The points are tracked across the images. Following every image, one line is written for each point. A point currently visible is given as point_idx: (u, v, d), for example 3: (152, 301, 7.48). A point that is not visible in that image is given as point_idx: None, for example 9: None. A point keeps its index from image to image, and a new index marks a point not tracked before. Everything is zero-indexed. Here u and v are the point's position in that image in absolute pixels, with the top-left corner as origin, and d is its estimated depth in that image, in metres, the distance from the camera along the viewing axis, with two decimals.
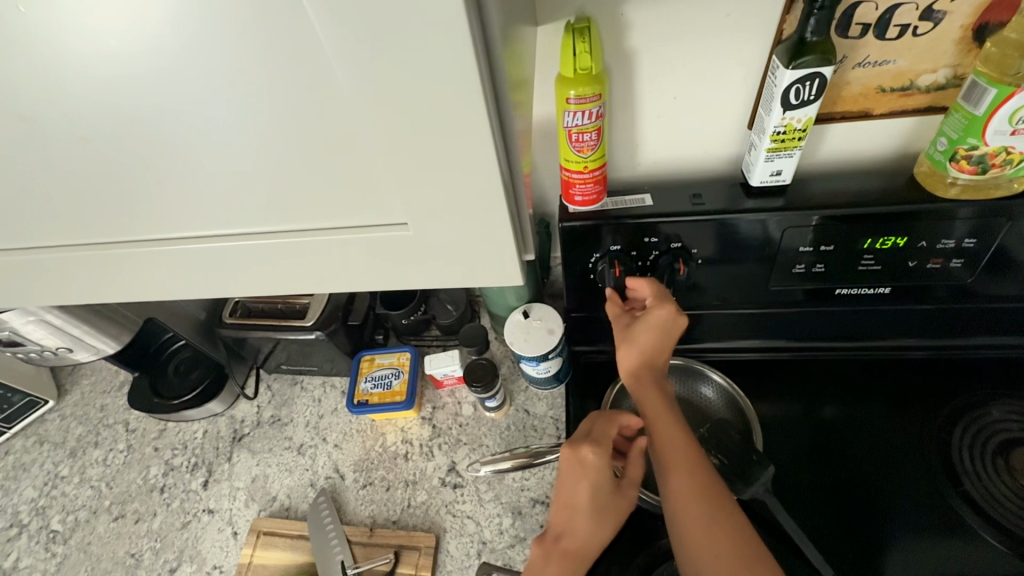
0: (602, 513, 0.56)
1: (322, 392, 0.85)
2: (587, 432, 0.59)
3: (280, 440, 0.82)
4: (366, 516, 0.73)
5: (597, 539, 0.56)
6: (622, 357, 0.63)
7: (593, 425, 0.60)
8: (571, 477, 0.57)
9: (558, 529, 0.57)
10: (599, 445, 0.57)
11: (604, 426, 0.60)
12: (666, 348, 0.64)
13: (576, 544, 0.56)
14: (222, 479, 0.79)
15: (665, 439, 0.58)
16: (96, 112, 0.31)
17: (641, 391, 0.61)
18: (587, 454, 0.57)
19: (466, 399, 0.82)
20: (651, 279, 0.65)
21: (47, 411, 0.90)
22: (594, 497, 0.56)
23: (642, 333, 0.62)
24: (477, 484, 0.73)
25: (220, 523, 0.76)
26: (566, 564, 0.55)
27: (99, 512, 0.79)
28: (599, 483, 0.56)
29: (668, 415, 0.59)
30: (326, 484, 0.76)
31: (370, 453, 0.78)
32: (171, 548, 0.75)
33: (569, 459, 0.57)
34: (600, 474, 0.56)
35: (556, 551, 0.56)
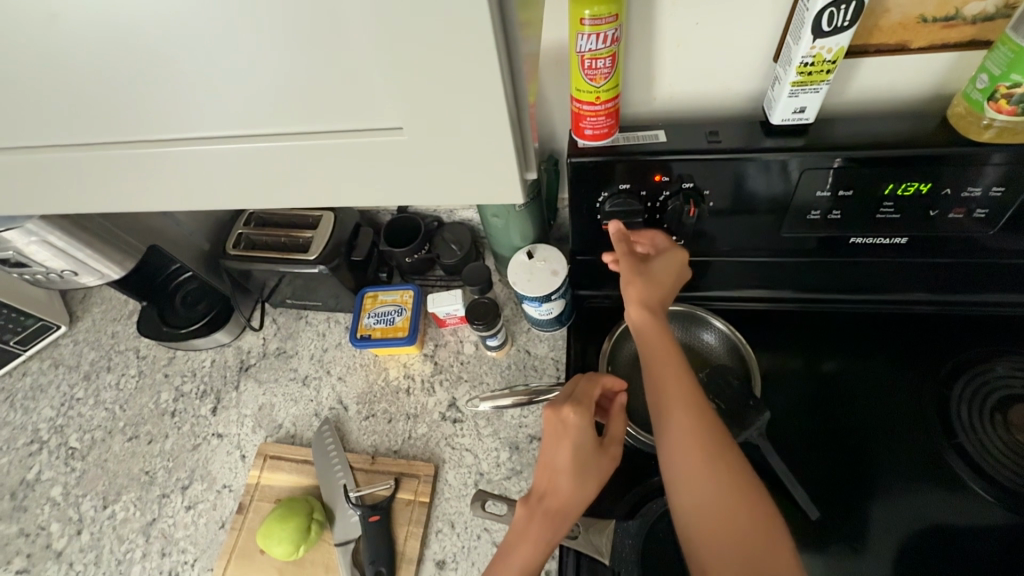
0: (585, 471, 0.57)
1: (326, 327, 0.87)
2: (570, 393, 0.61)
3: (285, 371, 0.84)
4: (368, 445, 0.75)
5: (580, 497, 0.56)
6: (634, 292, 0.60)
7: (575, 387, 0.61)
8: (552, 437, 0.59)
9: (541, 489, 0.58)
10: (580, 405, 0.59)
11: (586, 387, 0.61)
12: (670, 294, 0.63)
13: (559, 503, 0.56)
14: (230, 406, 0.82)
15: (659, 370, 0.57)
16: (96, 22, 0.31)
17: (643, 325, 0.60)
18: (567, 413, 0.58)
19: (468, 338, 0.82)
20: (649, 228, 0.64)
21: (60, 336, 0.93)
22: (574, 456, 0.57)
23: (661, 273, 0.62)
24: (476, 420, 0.75)
25: (229, 447, 0.78)
26: (548, 522, 0.56)
27: (114, 433, 0.83)
28: (581, 442, 0.57)
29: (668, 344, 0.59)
30: (330, 413, 0.79)
31: (373, 386, 0.80)
32: (182, 467, 0.78)
33: (550, 420, 0.59)
34: (580, 433, 0.57)
35: (538, 509, 0.57)
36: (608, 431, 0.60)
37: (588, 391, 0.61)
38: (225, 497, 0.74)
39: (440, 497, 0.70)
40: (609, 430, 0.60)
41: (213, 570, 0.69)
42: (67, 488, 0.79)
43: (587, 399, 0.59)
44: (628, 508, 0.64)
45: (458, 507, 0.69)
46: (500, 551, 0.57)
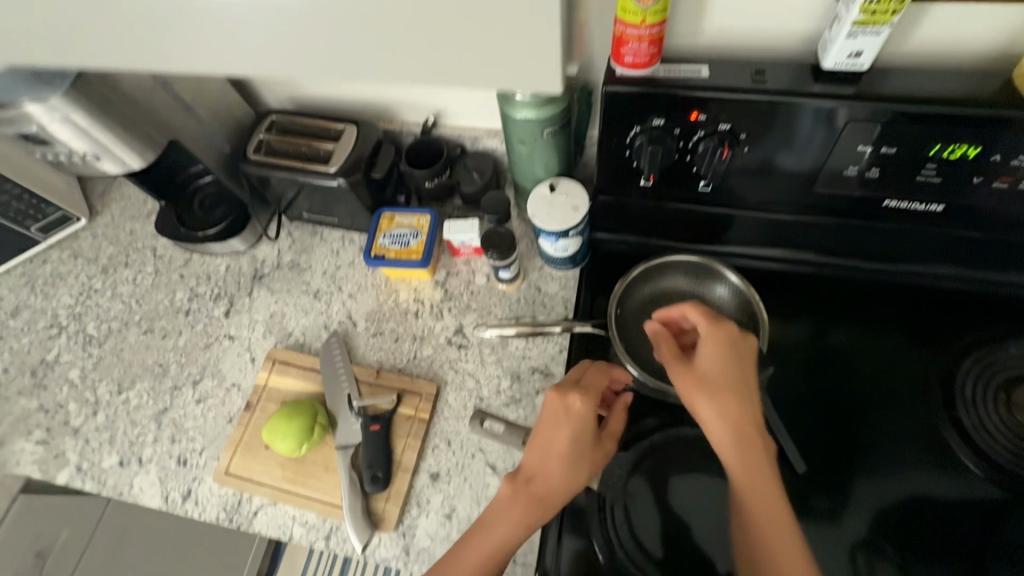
0: (578, 460, 0.59)
1: (341, 245, 0.87)
2: (578, 380, 0.63)
3: (298, 283, 0.85)
4: (374, 360, 0.77)
5: (568, 485, 0.58)
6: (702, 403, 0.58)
7: (584, 374, 0.63)
8: (553, 420, 0.60)
9: (531, 471, 0.59)
10: (587, 394, 0.61)
11: (595, 376, 0.63)
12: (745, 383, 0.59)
13: (547, 486, 0.58)
14: (243, 311, 0.84)
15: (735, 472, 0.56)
16: None
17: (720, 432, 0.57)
18: (574, 401, 0.60)
19: (480, 269, 0.82)
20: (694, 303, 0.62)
21: (80, 229, 0.94)
22: (573, 445, 0.59)
23: (716, 377, 0.58)
24: (481, 348, 0.76)
25: (240, 349, 0.81)
26: (533, 504, 0.57)
27: (130, 324, 0.85)
28: (581, 431, 0.59)
29: (757, 440, 0.57)
30: (339, 328, 0.80)
31: (383, 306, 0.81)
32: (194, 363, 0.81)
33: (556, 403, 0.60)
34: (582, 422, 0.59)
35: (524, 491, 0.58)
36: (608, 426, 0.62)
37: (597, 380, 0.63)
38: (233, 395, 0.77)
39: (439, 416, 0.72)
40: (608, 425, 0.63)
41: (219, 458, 0.72)
42: (83, 371, 0.82)
43: (595, 393, 0.61)
44: (621, 444, 0.66)
45: (455, 427, 0.71)
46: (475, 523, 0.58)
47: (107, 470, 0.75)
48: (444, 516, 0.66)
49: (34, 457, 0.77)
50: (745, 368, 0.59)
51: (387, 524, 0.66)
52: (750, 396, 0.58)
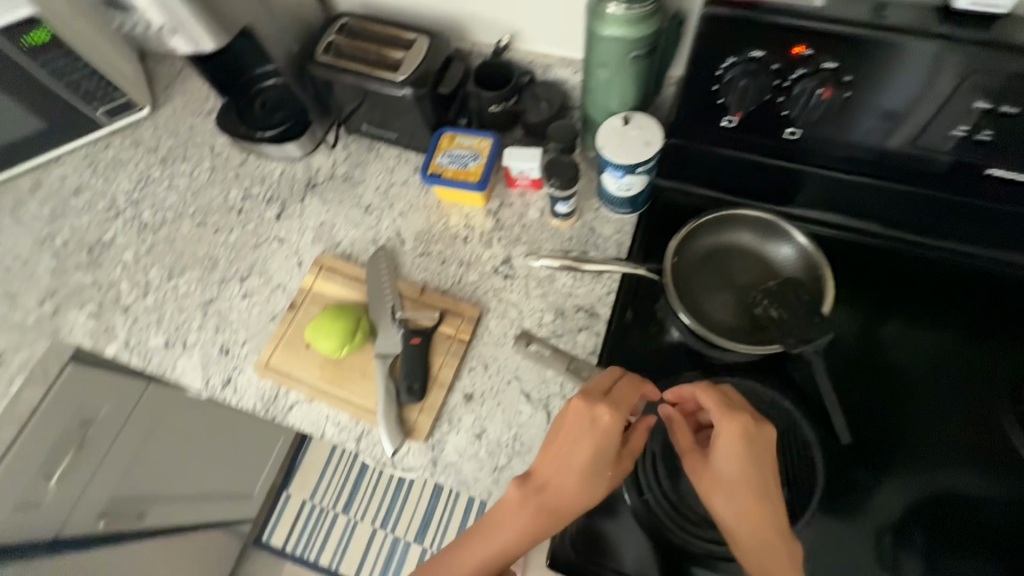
0: (594, 475, 0.57)
1: (396, 164, 0.86)
2: (609, 392, 0.60)
3: (350, 196, 0.85)
4: (418, 279, 0.77)
5: (578, 502, 0.57)
6: (714, 495, 0.56)
7: (616, 387, 0.61)
8: (576, 430, 0.58)
9: (542, 481, 0.58)
10: (616, 409, 0.58)
11: (627, 391, 0.60)
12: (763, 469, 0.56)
13: (557, 500, 0.57)
14: (294, 216, 0.84)
15: (746, 552, 0.54)
16: None
17: (730, 521, 0.55)
18: (601, 413, 0.58)
19: (534, 203, 0.80)
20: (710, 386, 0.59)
21: (143, 118, 0.95)
22: (592, 462, 0.57)
23: (728, 469, 0.56)
24: (527, 280, 0.75)
25: (288, 252, 0.81)
26: (540, 514, 0.56)
27: (184, 216, 0.86)
28: (602, 449, 0.57)
29: (778, 540, 0.54)
30: (387, 243, 0.80)
31: (432, 228, 0.81)
32: (243, 260, 0.82)
33: (583, 413, 0.58)
34: (605, 437, 0.57)
35: (534, 500, 0.57)
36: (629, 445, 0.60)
37: (628, 394, 0.60)
38: (278, 294, 0.78)
39: (478, 341, 0.72)
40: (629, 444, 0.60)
41: (260, 352, 0.74)
42: (137, 255, 0.84)
43: (624, 407, 0.59)
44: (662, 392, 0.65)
45: (493, 353, 0.71)
46: (480, 522, 0.59)
47: (153, 349, 0.77)
48: (473, 435, 0.66)
49: (86, 328, 0.80)
50: (766, 463, 0.56)
51: (417, 434, 0.66)
52: (773, 495, 0.55)
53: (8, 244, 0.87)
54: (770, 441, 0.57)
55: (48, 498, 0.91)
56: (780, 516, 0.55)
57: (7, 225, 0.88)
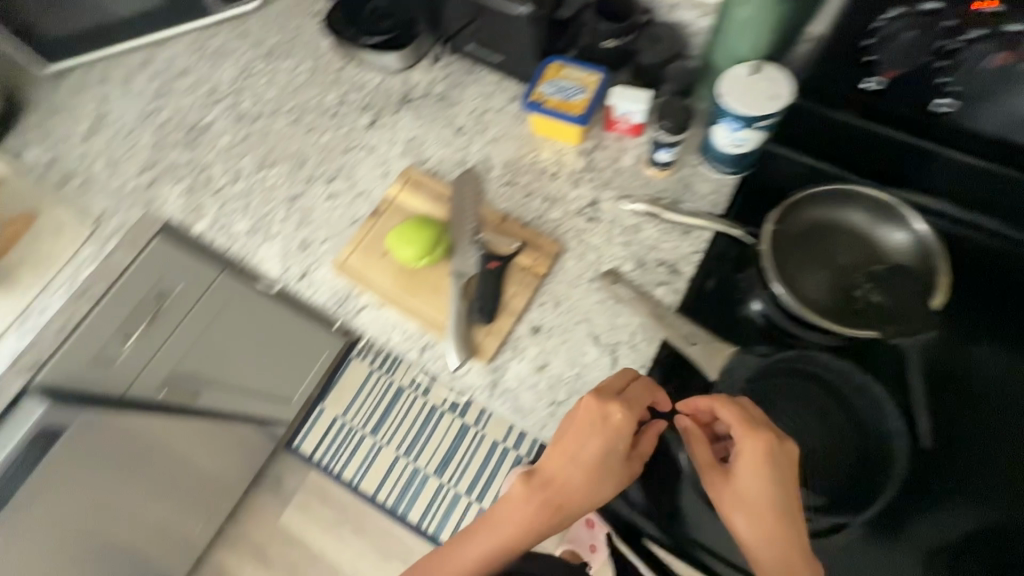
0: (604, 474, 0.57)
1: (493, 90, 0.84)
2: (622, 390, 0.59)
3: (444, 116, 0.84)
4: (501, 206, 0.76)
5: (585, 499, 0.57)
6: (729, 509, 0.53)
7: (631, 386, 0.59)
8: (586, 427, 0.57)
9: (549, 476, 0.58)
10: (628, 409, 0.57)
11: (641, 391, 0.59)
12: (784, 491, 0.52)
13: (562, 495, 0.57)
14: (387, 127, 0.84)
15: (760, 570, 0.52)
16: None
17: (744, 538, 0.53)
18: (613, 411, 0.57)
19: (630, 150, 0.77)
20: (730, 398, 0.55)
21: (253, 10, 0.96)
22: (600, 460, 0.56)
23: (746, 487, 0.53)
24: (611, 226, 0.73)
25: (377, 161, 0.82)
26: (546, 508, 0.57)
27: (280, 112, 0.88)
28: (612, 448, 0.56)
29: (800, 565, 0.51)
30: (474, 167, 0.79)
31: (522, 159, 0.79)
32: (332, 162, 0.83)
33: (593, 411, 0.57)
34: (615, 436, 0.56)
35: (539, 493, 0.58)
36: (639, 445, 0.59)
37: (642, 395, 0.59)
38: (361, 200, 0.79)
39: (553, 277, 0.70)
40: (641, 444, 0.59)
41: (338, 251, 0.75)
42: (232, 141, 0.86)
43: (636, 408, 0.58)
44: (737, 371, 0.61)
45: (567, 291, 0.70)
46: (488, 515, 0.60)
47: (238, 234, 0.80)
48: (536, 367, 0.66)
49: (179, 202, 0.83)
50: (790, 484, 0.53)
51: (481, 355, 0.67)
52: (794, 517, 0.52)
53: (116, 114, 0.91)
54: (793, 462, 0.53)
55: (122, 358, 0.92)
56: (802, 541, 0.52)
57: (116, 95, 0.92)
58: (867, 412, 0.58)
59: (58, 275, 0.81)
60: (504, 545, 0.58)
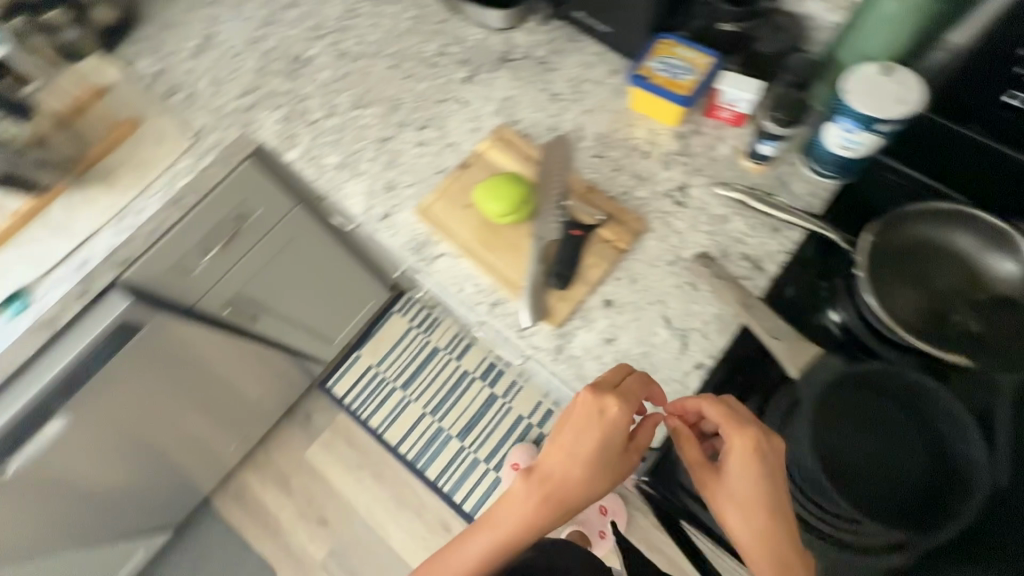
0: (602, 466, 0.57)
1: (594, 61, 0.83)
2: (617, 384, 0.59)
3: (541, 80, 0.84)
4: (588, 177, 0.75)
5: (586, 489, 0.57)
6: (725, 506, 0.53)
7: (627, 380, 0.60)
8: (584, 421, 0.57)
9: (548, 471, 0.58)
10: (625, 402, 0.57)
11: (637, 385, 0.59)
12: (777, 491, 0.52)
13: (562, 488, 0.57)
14: (483, 84, 0.85)
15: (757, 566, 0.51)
16: None
17: (739, 535, 0.52)
18: (610, 406, 0.57)
19: (727, 140, 0.75)
20: (716, 397, 0.56)
21: None
22: (598, 452, 0.57)
23: (739, 484, 0.52)
24: (698, 213, 0.72)
25: (469, 115, 0.82)
26: (546, 503, 0.57)
27: (381, 55, 0.89)
28: (610, 439, 0.57)
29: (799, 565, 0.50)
30: (566, 135, 0.79)
31: (615, 133, 0.78)
32: (425, 110, 0.84)
33: (590, 405, 0.57)
34: (614, 428, 0.57)
35: (539, 489, 0.57)
36: (636, 437, 0.60)
37: (637, 390, 0.60)
38: (450, 151, 0.80)
39: (633, 254, 0.70)
40: (637, 437, 0.60)
41: (423, 197, 0.76)
42: (332, 77, 0.88)
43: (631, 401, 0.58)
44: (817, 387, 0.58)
45: (645, 270, 0.69)
46: (486, 514, 0.59)
47: (327, 166, 0.82)
48: (604, 339, 0.66)
49: (275, 128, 0.86)
50: (782, 486, 0.52)
51: (552, 319, 0.67)
52: (790, 519, 0.51)
53: (224, 36, 0.94)
54: (785, 462, 0.53)
55: (198, 270, 0.95)
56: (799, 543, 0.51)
57: (227, 18, 0.95)
58: (958, 445, 0.55)
59: (156, 181, 0.84)
60: (500, 542, 0.57)
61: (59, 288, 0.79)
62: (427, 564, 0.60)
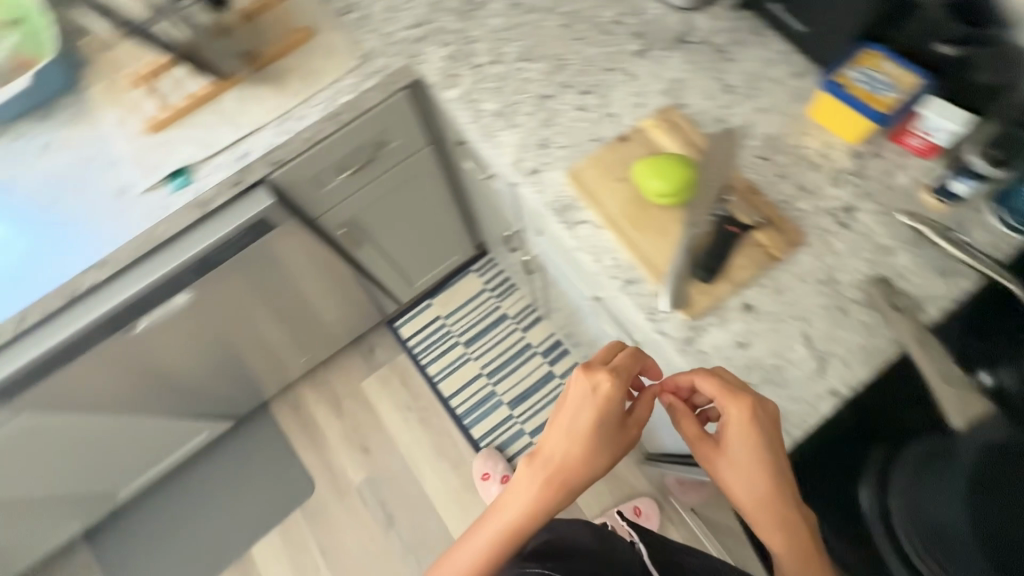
0: (602, 440, 0.61)
1: (777, 60, 0.80)
2: (608, 361, 0.63)
3: (716, 69, 0.81)
4: (750, 177, 0.73)
5: (590, 461, 0.60)
6: (726, 472, 0.57)
7: (617, 357, 0.63)
8: (581, 400, 0.61)
9: (550, 453, 0.61)
10: (615, 376, 0.61)
11: (627, 361, 0.63)
12: (773, 462, 0.55)
13: (565, 466, 0.60)
14: (654, 60, 0.83)
15: (760, 528, 0.55)
16: None
17: (743, 501, 0.56)
18: (602, 381, 0.61)
19: (908, 169, 0.71)
20: (704, 370, 0.59)
21: None
22: (597, 425, 0.60)
23: (738, 455, 0.56)
24: (862, 238, 0.68)
25: (635, 89, 0.81)
26: (552, 483, 0.60)
27: (555, 12, 0.88)
28: (608, 412, 0.61)
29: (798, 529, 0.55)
30: (733, 129, 0.76)
31: (786, 138, 0.75)
32: (591, 76, 0.83)
33: (585, 384, 0.61)
34: (609, 403, 0.60)
35: (543, 472, 0.60)
36: (635, 411, 0.64)
37: (627, 364, 0.63)
38: (610, 121, 0.79)
39: (785, 265, 0.67)
40: (636, 411, 0.64)
41: (575, 161, 0.76)
42: (502, 25, 0.89)
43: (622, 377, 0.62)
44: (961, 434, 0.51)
45: (793, 283, 0.67)
46: (493, 504, 0.62)
47: (484, 112, 0.82)
48: (737, 342, 0.65)
49: (439, 65, 0.87)
50: (778, 457, 0.56)
51: (689, 309, 0.66)
52: (789, 490, 0.55)
53: None
54: (776, 434, 0.56)
55: (330, 186, 0.99)
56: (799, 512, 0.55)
57: None
58: None
59: (319, 92, 0.86)
60: (510, 528, 0.59)
61: (221, 172, 0.83)
62: (439, 564, 0.62)
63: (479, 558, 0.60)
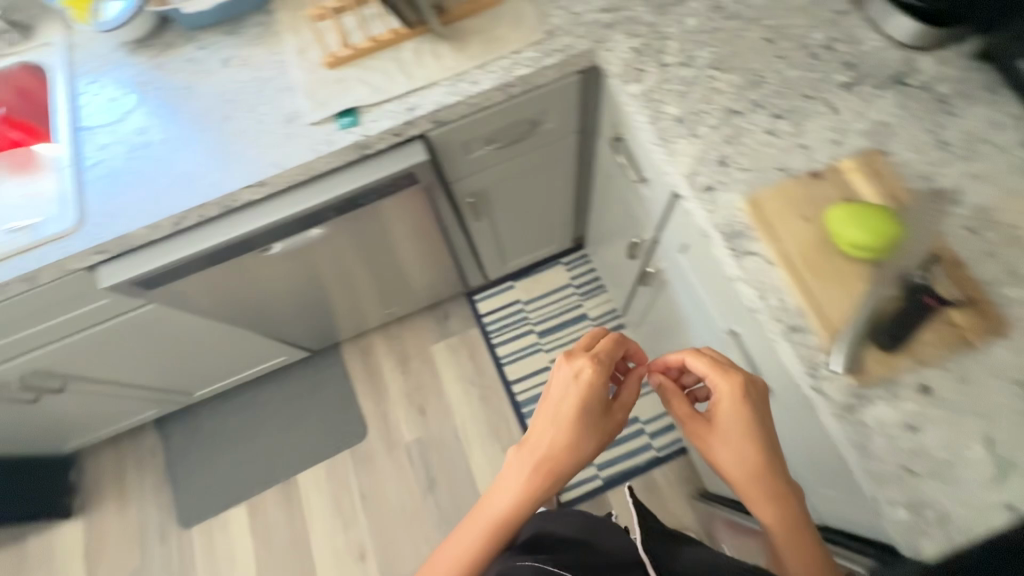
0: (588, 424, 0.62)
1: (1007, 124, 0.71)
2: (591, 350, 0.66)
3: (932, 120, 0.73)
4: (954, 248, 0.66)
5: (578, 444, 0.61)
6: (718, 446, 0.60)
7: (599, 346, 0.66)
8: (564, 389, 0.63)
9: (537, 443, 0.61)
10: (595, 362, 0.63)
11: (610, 349, 0.66)
12: (758, 442, 0.59)
13: (554, 453, 0.61)
14: (862, 97, 0.76)
15: (755, 506, 0.58)
16: None
17: (735, 476, 0.59)
18: (584, 368, 0.63)
19: None
20: (695, 351, 0.64)
21: None
22: (582, 409, 0.61)
23: (729, 429, 0.60)
24: None
25: (834, 124, 0.74)
26: (539, 472, 0.60)
27: (758, 24, 0.83)
28: (593, 397, 0.62)
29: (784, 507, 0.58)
30: (942, 191, 0.69)
31: (1003, 214, 0.67)
32: (787, 100, 0.77)
33: (568, 372, 0.63)
34: (594, 388, 0.62)
35: (530, 462, 0.61)
36: (621, 398, 0.66)
37: (609, 351, 0.66)
38: (801, 152, 0.73)
39: (978, 354, 0.61)
40: (622, 398, 0.66)
41: (757, 188, 0.71)
42: (698, 27, 0.84)
43: (603, 363, 0.64)
44: None
45: (983, 375, 0.60)
46: (480, 501, 0.62)
47: (664, 115, 0.78)
48: (905, 423, 0.59)
49: (624, 56, 0.83)
50: (765, 433, 0.59)
51: (857, 374, 0.61)
52: (776, 473, 0.58)
53: None
54: (761, 415, 0.60)
55: (475, 154, 0.98)
56: (785, 496, 0.58)
57: None
58: None
59: (496, 60, 0.85)
60: (497, 520, 0.60)
61: (388, 120, 0.84)
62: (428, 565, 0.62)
63: (467, 550, 0.60)
